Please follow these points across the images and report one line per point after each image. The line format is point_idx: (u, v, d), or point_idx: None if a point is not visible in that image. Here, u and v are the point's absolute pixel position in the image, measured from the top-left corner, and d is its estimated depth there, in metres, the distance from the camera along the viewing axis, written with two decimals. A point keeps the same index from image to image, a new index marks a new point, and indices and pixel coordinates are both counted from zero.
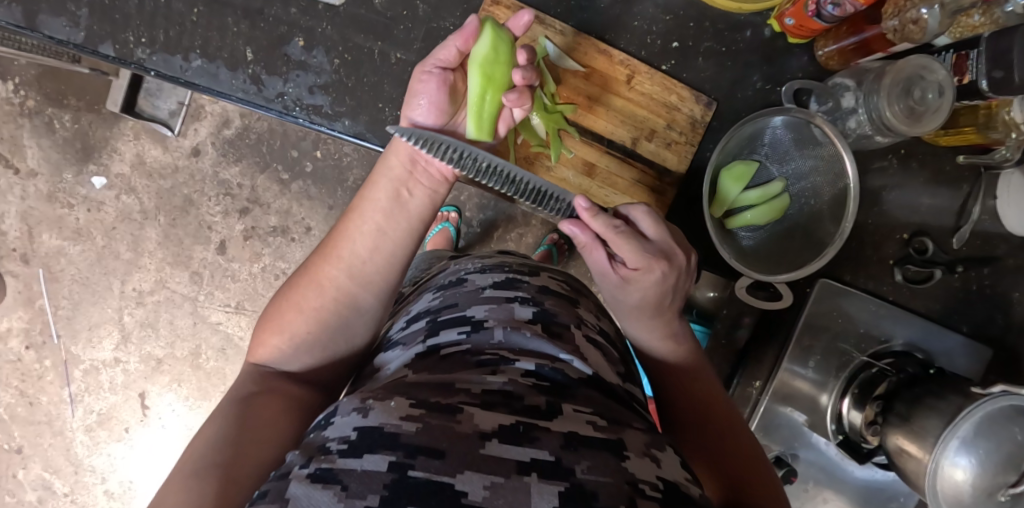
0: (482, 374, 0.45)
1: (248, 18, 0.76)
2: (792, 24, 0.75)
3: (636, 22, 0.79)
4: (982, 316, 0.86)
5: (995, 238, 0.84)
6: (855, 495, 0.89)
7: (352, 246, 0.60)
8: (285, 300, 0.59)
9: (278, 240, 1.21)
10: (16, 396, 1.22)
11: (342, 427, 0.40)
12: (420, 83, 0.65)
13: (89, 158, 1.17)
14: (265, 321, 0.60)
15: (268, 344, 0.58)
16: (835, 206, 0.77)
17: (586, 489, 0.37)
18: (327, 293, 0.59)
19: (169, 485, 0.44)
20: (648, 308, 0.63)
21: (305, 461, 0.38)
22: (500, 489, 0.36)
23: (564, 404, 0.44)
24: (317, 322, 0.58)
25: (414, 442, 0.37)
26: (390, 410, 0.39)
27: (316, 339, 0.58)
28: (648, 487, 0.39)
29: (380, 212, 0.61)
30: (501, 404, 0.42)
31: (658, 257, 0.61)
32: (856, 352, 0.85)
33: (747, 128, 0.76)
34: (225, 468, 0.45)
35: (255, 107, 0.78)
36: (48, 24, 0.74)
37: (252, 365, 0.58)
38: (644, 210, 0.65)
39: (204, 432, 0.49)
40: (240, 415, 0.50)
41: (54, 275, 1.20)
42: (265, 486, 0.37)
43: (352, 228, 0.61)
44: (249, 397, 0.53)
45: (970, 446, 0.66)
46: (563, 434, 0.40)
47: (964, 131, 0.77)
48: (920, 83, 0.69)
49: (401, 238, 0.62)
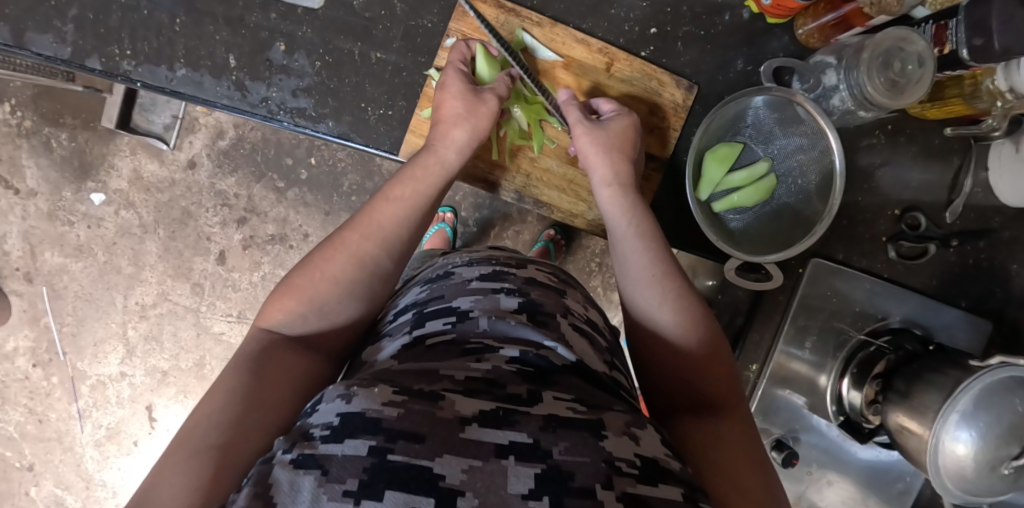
0: (467, 361, 0.46)
1: (230, 25, 0.77)
2: (769, 4, 0.75)
3: (614, 10, 0.79)
4: (980, 290, 0.85)
5: (990, 211, 0.83)
6: (861, 476, 0.88)
7: (378, 218, 0.63)
8: (308, 268, 0.58)
9: (277, 248, 1.22)
10: (26, 414, 1.23)
11: (326, 414, 0.40)
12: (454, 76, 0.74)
13: (87, 175, 1.19)
14: (281, 286, 0.57)
15: (281, 310, 0.56)
16: (822, 186, 0.77)
17: (563, 470, 0.37)
18: (359, 264, 0.59)
19: (168, 462, 0.43)
20: (617, 151, 0.73)
21: (289, 446, 0.38)
22: (477, 472, 0.36)
23: (546, 391, 0.44)
24: (344, 293, 0.58)
25: (395, 426, 0.37)
26: (373, 396, 0.39)
27: (339, 311, 0.58)
28: (625, 464, 0.39)
29: (415, 202, 0.66)
30: (483, 391, 0.42)
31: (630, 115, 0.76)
32: (853, 331, 0.85)
33: (729, 110, 0.76)
34: (228, 448, 0.44)
35: (240, 113, 0.79)
36: (36, 41, 0.75)
37: (258, 325, 0.55)
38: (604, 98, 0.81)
39: (209, 403, 0.47)
40: (247, 388, 0.49)
41: (57, 292, 1.21)
42: (251, 470, 0.37)
43: (393, 210, 0.64)
44: (260, 368, 0.51)
45: (970, 419, 0.65)
46: (543, 417, 0.40)
47: (950, 101, 0.76)
48: (899, 55, 0.68)
49: (423, 216, 0.66)
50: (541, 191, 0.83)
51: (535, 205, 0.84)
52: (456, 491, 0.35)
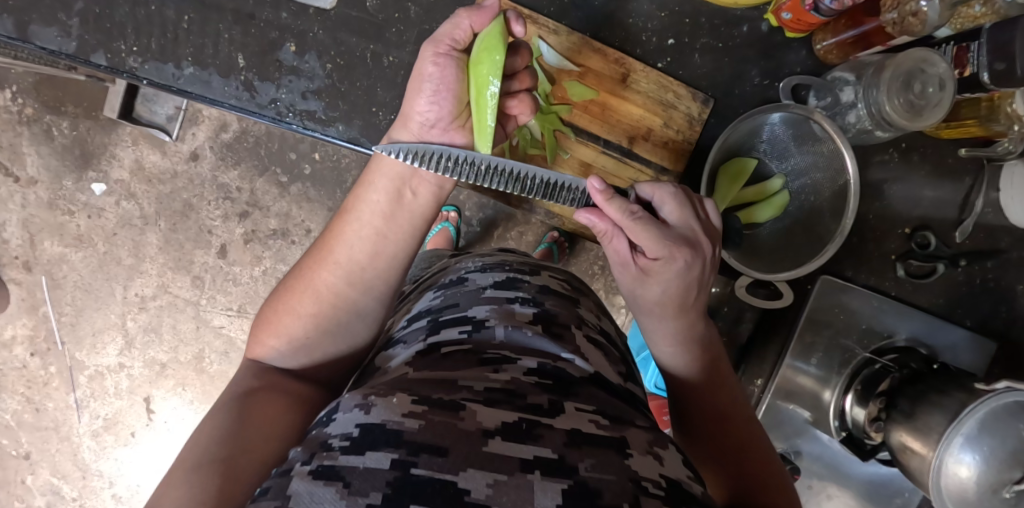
0: (485, 371, 0.45)
1: (240, 23, 0.76)
2: (790, 18, 0.74)
3: (631, 20, 0.78)
4: (986, 310, 0.85)
5: (999, 231, 0.83)
6: (860, 490, 0.88)
7: (334, 245, 0.57)
8: (278, 304, 0.57)
9: (279, 242, 1.21)
10: (23, 402, 1.23)
11: (343, 424, 0.39)
12: (432, 67, 0.60)
13: (88, 164, 1.17)
14: (259, 322, 0.57)
15: (264, 345, 0.55)
16: (834, 201, 0.76)
17: (590, 486, 0.36)
18: (324, 297, 0.56)
19: (170, 481, 0.42)
20: (671, 305, 0.57)
21: (307, 457, 0.37)
22: (502, 486, 0.35)
23: (567, 402, 0.43)
24: (316, 326, 0.56)
25: (417, 440, 0.37)
26: (392, 406, 0.39)
27: (316, 342, 0.56)
28: (651, 484, 0.38)
29: (379, 215, 0.58)
30: (503, 401, 0.41)
31: (679, 245, 0.56)
32: (859, 349, 0.85)
33: (745, 125, 0.75)
34: (231, 465, 0.43)
35: (248, 113, 0.77)
36: (40, 35, 0.73)
37: (244, 364, 0.55)
38: (670, 192, 0.59)
39: (200, 431, 0.46)
40: (236, 415, 0.48)
41: (56, 282, 1.20)
42: (266, 482, 0.36)
43: (349, 231, 0.57)
44: (247, 397, 0.50)
45: (974, 442, 0.65)
46: (566, 431, 0.40)
47: (966, 123, 0.76)
48: (921, 77, 0.68)
49: (383, 226, 0.58)
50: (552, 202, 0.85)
51: (546, 215, 0.87)
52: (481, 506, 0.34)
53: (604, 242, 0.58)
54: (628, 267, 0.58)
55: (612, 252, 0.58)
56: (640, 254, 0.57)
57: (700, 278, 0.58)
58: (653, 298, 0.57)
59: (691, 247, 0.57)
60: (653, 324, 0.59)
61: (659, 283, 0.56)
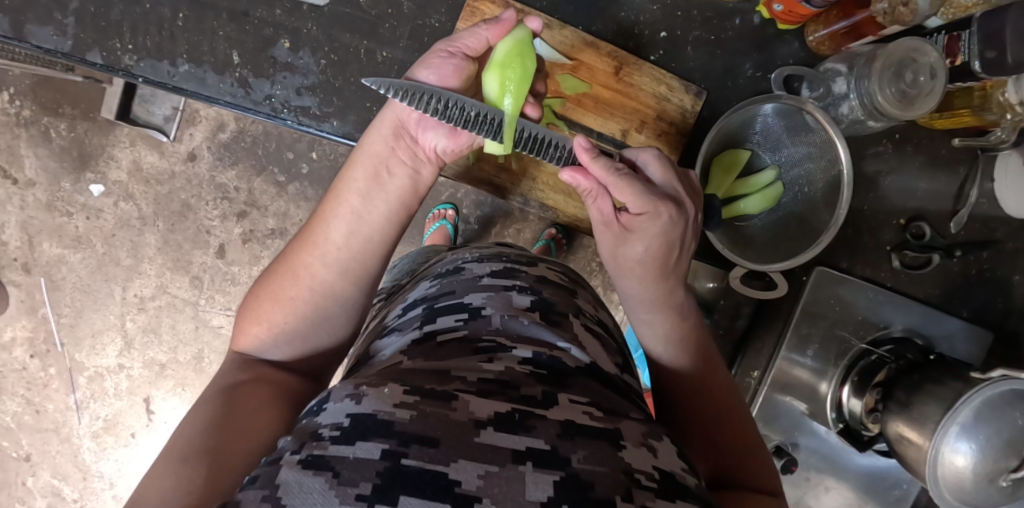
0: (479, 360, 0.45)
1: (234, 20, 0.76)
2: (781, 10, 0.74)
3: (624, 13, 0.78)
4: (982, 300, 0.86)
5: (994, 221, 0.83)
6: (858, 482, 0.88)
7: (314, 230, 0.58)
8: (263, 292, 0.57)
9: (277, 242, 1.22)
10: (23, 404, 1.23)
11: (334, 414, 0.39)
12: (436, 57, 0.61)
13: (86, 166, 1.18)
14: (244, 311, 0.57)
15: (248, 334, 0.55)
16: (828, 193, 0.77)
17: (582, 479, 0.36)
18: (304, 282, 0.56)
19: (156, 472, 0.42)
20: (652, 265, 0.58)
21: (297, 446, 0.36)
22: (493, 478, 0.35)
23: (560, 393, 0.43)
24: (299, 313, 0.56)
25: (408, 430, 0.37)
26: (384, 397, 0.39)
27: (298, 329, 0.56)
28: (644, 476, 0.38)
29: (358, 194, 0.59)
30: (497, 392, 0.41)
31: (664, 201, 0.58)
32: (855, 340, 0.85)
33: (739, 117, 0.76)
34: (217, 455, 0.43)
35: (243, 110, 0.78)
36: (36, 34, 0.74)
37: (230, 357, 0.55)
38: (652, 153, 0.62)
39: (187, 423, 0.46)
40: (222, 406, 0.48)
41: (55, 283, 1.20)
42: (255, 471, 0.35)
43: (329, 214, 0.58)
44: (233, 389, 0.50)
45: (970, 431, 0.65)
46: (559, 423, 0.40)
47: (959, 113, 0.76)
48: (912, 66, 0.68)
49: (360, 206, 0.58)
50: (546, 194, 0.85)
51: (540, 207, 0.86)
52: (473, 497, 0.34)
53: (588, 201, 0.60)
54: (609, 226, 0.60)
55: (596, 210, 0.60)
56: (623, 212, 0.59)
57: (682, 239, 0.59)
58: (635, 256, 0.58)
59: (675, 204, 0.59)
60: (631, 287, 0.59)
61: (642, 241, 0.58)
